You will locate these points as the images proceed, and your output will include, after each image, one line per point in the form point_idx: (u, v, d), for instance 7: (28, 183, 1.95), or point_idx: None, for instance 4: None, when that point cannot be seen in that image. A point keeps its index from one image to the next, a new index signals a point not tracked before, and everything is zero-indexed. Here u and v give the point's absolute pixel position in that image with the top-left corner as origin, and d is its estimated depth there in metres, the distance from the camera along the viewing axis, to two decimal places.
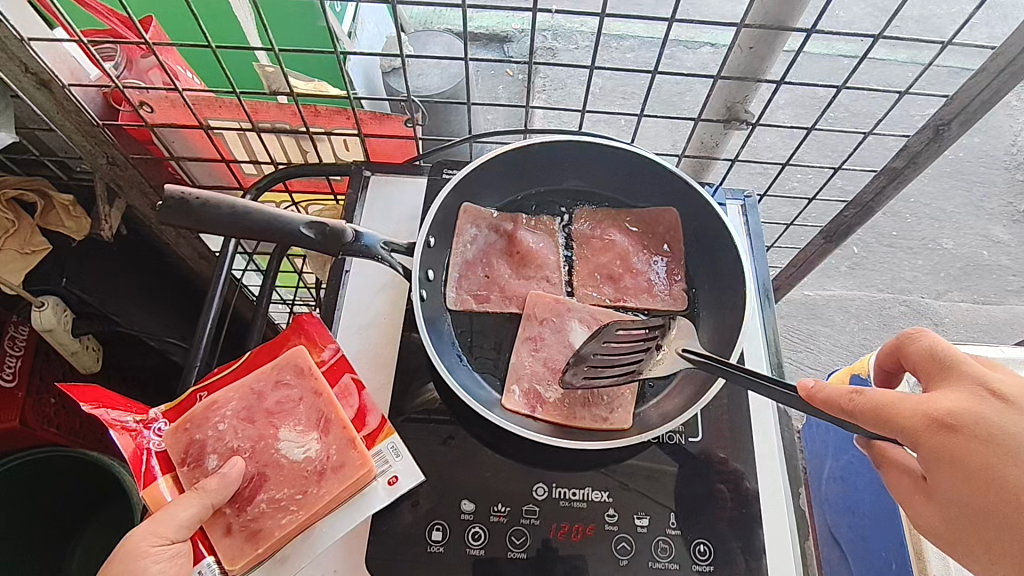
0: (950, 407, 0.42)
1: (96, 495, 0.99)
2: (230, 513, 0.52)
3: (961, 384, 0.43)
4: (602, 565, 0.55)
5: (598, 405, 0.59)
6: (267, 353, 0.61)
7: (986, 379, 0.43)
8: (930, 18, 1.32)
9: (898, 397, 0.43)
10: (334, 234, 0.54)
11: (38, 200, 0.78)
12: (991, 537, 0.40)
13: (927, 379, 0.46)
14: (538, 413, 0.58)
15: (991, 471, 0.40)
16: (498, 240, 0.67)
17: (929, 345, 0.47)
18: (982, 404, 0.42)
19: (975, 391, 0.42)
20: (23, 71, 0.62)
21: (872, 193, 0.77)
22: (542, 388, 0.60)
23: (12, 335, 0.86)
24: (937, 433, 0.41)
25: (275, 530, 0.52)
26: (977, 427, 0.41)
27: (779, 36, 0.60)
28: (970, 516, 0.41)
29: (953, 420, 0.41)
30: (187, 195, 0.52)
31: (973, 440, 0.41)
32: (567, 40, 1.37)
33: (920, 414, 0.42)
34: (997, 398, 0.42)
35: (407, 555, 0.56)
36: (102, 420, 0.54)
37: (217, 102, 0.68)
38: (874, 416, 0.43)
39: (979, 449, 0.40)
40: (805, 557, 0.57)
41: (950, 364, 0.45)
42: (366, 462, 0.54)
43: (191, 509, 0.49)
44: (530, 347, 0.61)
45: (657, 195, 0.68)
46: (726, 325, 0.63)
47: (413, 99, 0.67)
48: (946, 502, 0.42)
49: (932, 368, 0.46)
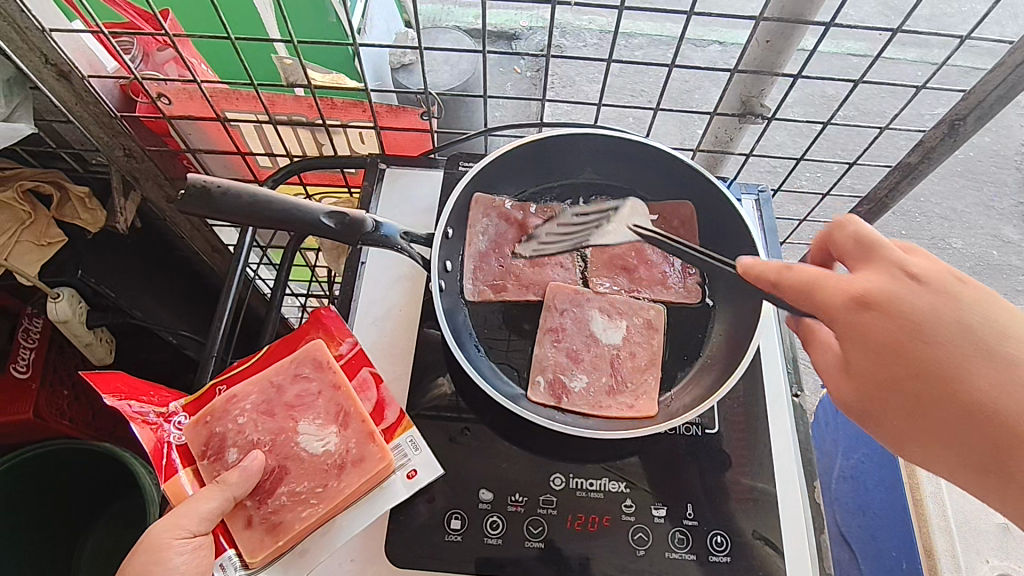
0: (868, 288, 0.46)
1: (107, 486, 0.99)
2: (251, 506, 0.53)
3: (880, 268, 0.48)
4: (618, 555, 0.56)
5: (623, 392, 0.60)
6: (284, 348, 0.61)
7: (904, 268, 0.47)
8: (940, 17, 1.31)
9: (825, 277, 0.48)
10: (353, 223, 0.54)
11: (55, 192, 0.78)
12: (883, 396, 0.46)
13: (851, 263, 0.50)
14: (565, 404, 0.59)
15: (901, 344, 0.45)
16: (510, 230, 0.67)
17: (856, 233, 0.50)
18: (896, 288, 0.46)
19: (892, 273, 0.47)
20: (44, 62, 0.63)
21: (886, 189, 0.76)
22: (568, 376, 0.60)
23: (26, 329, 0.88)
24: (856, 310, 0.46)
25: (295, 523, 0.52)
26: (890, 304, 0.46)
27: (796, 29, 0.60)
28: (878, 382, 0.46)
29: (869, 300, 0.46)
30: (208, 184, 0.52)
31: (888, 318, 0.45)
32: (576, 38, 1.36)
33: (842, 294, 0.47)
34: (908, 276, 0.46)
35: (425, 544, 0.56)
36: (123, 412, 0.55)
37: (235, 95, 0.68)
38: (807, 299, 0.48)
39: (885, 323, 0.45)
40: (820, 549, 0.57)
41: (874, 250, 0.48)
42: (385, 456, 0.54)
43: (213, 502, 0.50)
44: (552, 338, 0.62)
45: (675, 188, 0.68)
46: (743, 315, 0.63)
47: (430, 92, 0.67)
48: (855, 370, 0.47)
49: (857, 253, 0.50)
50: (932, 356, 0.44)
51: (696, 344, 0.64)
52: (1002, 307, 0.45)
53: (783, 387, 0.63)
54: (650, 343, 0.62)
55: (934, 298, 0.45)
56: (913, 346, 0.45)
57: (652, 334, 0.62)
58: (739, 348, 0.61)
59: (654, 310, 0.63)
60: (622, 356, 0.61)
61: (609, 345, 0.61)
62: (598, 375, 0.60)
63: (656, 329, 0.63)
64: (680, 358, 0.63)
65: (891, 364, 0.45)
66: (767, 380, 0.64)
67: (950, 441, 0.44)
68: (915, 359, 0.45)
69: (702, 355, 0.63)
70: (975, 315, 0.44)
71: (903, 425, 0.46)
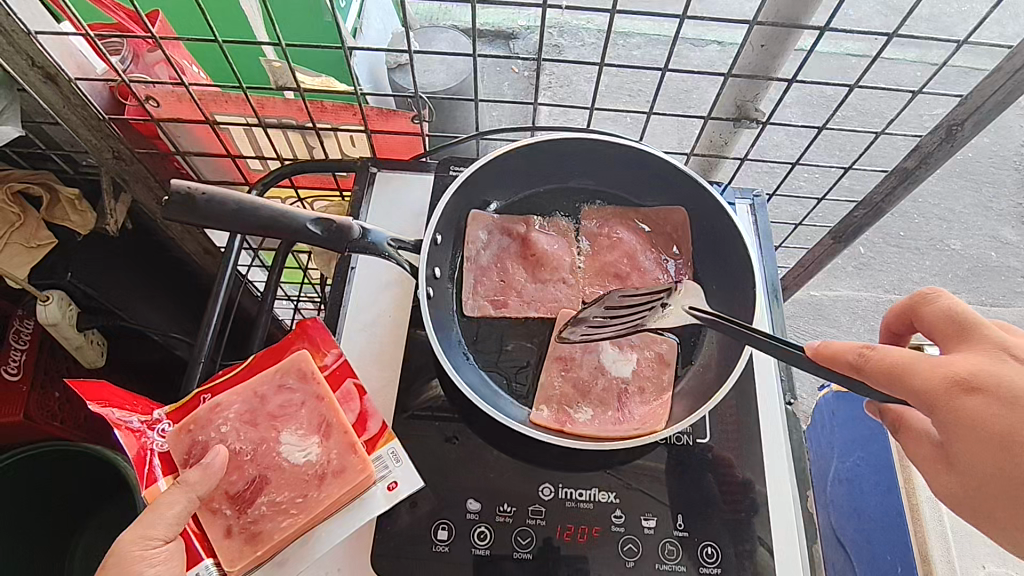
0: (969, 370, 0.42)
1: (91, 498, 0.99)
2: (230, 514, 0.52)
3: (979, 348, 0.44)
4: (608, 565, 0.55)
5: (628, 421, 0.58)
6: (267, 360, 0.60)
7: (1005, 344, 0.43)
8: (939, 17, 1.30)
9: (916, 359, 0.43)
10: (340, 229, 0.53)
11: (44, 194, 0.77)
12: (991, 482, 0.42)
13: (942, 339, 0.47)
14: (569, 428, 0.57)
15: (1011, 433, 0.40)
16: (512, 244, 0.66)
17: (945, 309, 0.47)
18: (1000, 367, 0.42)
19: (993, 353, 0.43)
20: (30, 64, 0.62)
21: (882, 194, 0.76)
22: (572, 408, 0.59)
23: (17, 330, 0.87)
24: (957, 396, 0.42)
25: (274, 534, 0.52)
26: (996, 388, 0.41)
27: (792, 33, 0.60)
28: (970, 474, 0.43)
29: (974, 383, 0.42)
30: (192, 190, 0.52)
31: (995, 402, 0.41)
32: (573, 37, 1.36)
33: (939, 375, 0.42)
34: (1013, 358, 0.42)
35: (411, 554, 0.55)
36: (107, 420, 0.54)
37: (224, 98, 0.68)
38: (888, 374, 0.44)
39: (996, 407, 0.41)
40: (813, 559, 0.57)
41: (966, 329, 0.45)
42: (366, 467, 0.54)
43: (179, 505, 0.49)
44: (560, 368, 0.61)
45: (666, 194, 0.67)
46: (736, 323, 0.62)
47: (421, 96, 0.66)
48: (962, 467, 0.43)
49: (948, 332, 0.46)
50: None
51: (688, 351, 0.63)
52: None
53: (775, 395, 0.63)
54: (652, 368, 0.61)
55: None
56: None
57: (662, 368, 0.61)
58: (731, 359, 0.61)
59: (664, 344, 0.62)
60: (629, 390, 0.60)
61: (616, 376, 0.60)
62: (604, 410, 0.59)
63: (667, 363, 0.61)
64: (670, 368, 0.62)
65: (999, 450, 0.41)
66: (759, 388, 0.63)
67: None
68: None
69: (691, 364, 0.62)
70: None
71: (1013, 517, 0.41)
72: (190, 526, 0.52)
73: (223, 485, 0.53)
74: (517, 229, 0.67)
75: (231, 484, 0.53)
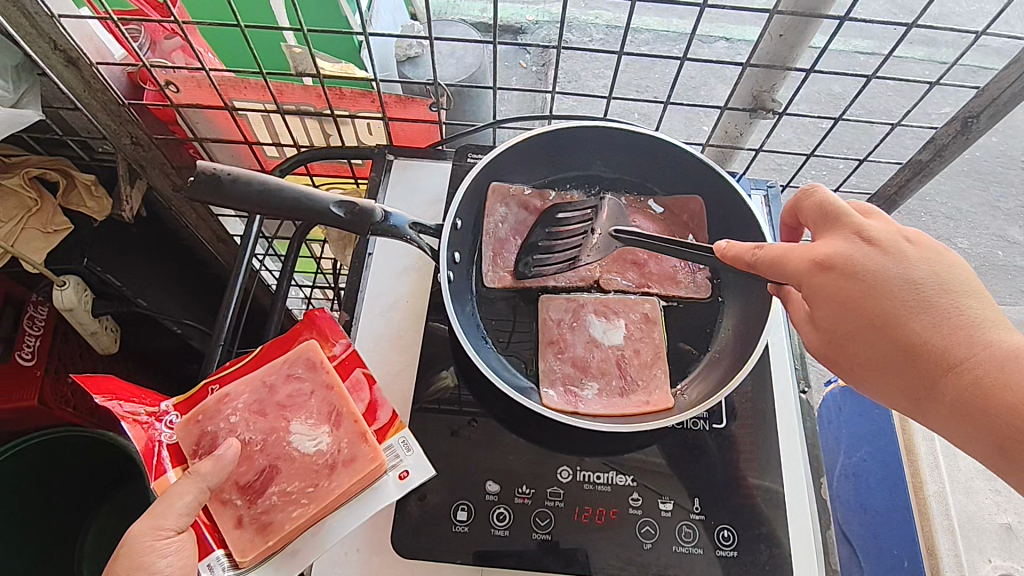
0: (827, 253, 0.49)
1: (101, 476, 0.99)
2: (241, 505, 0.53)
3: (839, 234, 0.51)
4: (625, 548, 0.56)
5: (635, 392, 0.59)
6: (276, 351, 0.61)
7: (861, 231, 0.50)
8: (949, 15, 1.30)
9: (789, 249, 0.51)
10: (363, 213, 0.54)
11: (60, 179, 0.78)
12: (853, 344, 0.49)
13: (816, 229, 0.53)
14: (583, 409, 0.58)
15: (854, 300, 0.48)
16: (530, 216, 0.67)
17: (818, 201, 0.53)
18: (852, 250, 0.49)
19: (850, 239, 0.50)
20: (53, 48, 0.62)
21: (896, 186, 0.76)
22: (577, 387, 0.60)
23: (31, 316, 0.87)
24: (816, 273, 0.49)
25: (285, 523, 0.52)
26: (846, 267, 0.49)
27: (810, 24, 0.60)
28: (836, 335, 0.50)
29: (830, 262, 0.49)
30: (218, 171, 0.53)
31: (843, 277, 0.48)
32: (581, 32, 1.34)
33: (805, 260, 0.50)
34: (863, 241, 0.49)
35: (430, 536, 0.56)
36: (114, 412, 0.54)
37: (243, 84, 0.68)
38: (771, 265, 0.51)
39: (846, 282, 0.48)
40: (827, 544, 0.57)
41: (832, 218, 0.52)
42: (377, 456, 0.54)
43: (189, 496, 0.49)
44: (555, 351, 0.61)
45: (684, 182, 0.68)
46: (752, 310, 0.63)
47: (439, 83, 0.66)
48: (829, 330, 0.50)
49: (820, 221, 0.53)
50: (892, 312, 0.47)
51: (704, 340, 0.64)
52: (958, 268, 0.48)
53: (789, 385, 0.63)
54: (651, 337, 0.62)
55: (888, 257, 0.48)
56: (872, 303, 0.48)
57: (650, 327, 0.62)
58: (744, 352, 0.61)
59: (649, 304, 0.63)
60: (627, 355, 0.61)
61: (612, 346, 0.61)
62: (608, 380, 0.60)
63: (654, 323, 0.63)
64: (688, 355, 0.63)
65: (847, 314, 0.49)
66: (774, 377, 0.63)
67: (891, 380, 0.48)
68: (876, 314, 0.47)
69: (709, 349, 0.63)
70: (923, 269, 0.47)
71: (871, 370, 0.49)
72: (201, 517, 0.53)
73: (234, 476, 0.54)
74: (534, 202, 0.67)
75: (241, 475, 0.54)
